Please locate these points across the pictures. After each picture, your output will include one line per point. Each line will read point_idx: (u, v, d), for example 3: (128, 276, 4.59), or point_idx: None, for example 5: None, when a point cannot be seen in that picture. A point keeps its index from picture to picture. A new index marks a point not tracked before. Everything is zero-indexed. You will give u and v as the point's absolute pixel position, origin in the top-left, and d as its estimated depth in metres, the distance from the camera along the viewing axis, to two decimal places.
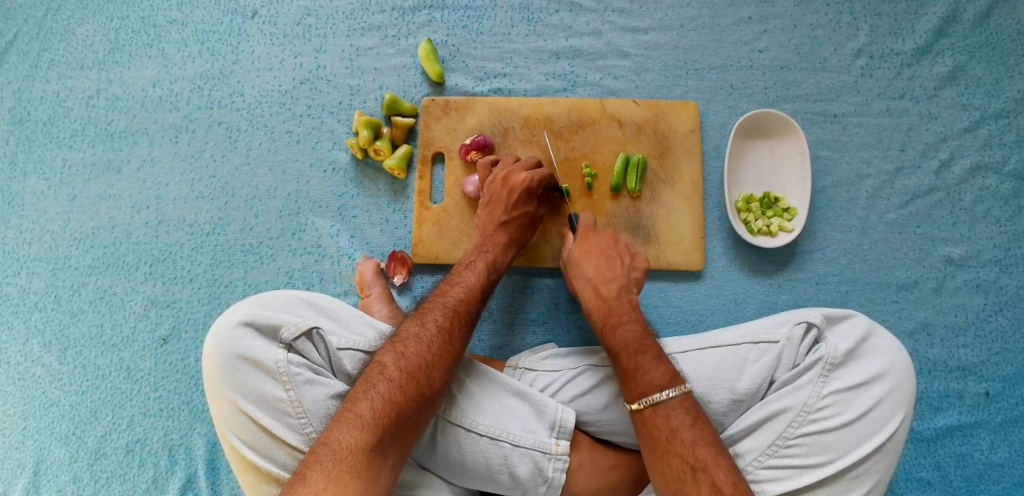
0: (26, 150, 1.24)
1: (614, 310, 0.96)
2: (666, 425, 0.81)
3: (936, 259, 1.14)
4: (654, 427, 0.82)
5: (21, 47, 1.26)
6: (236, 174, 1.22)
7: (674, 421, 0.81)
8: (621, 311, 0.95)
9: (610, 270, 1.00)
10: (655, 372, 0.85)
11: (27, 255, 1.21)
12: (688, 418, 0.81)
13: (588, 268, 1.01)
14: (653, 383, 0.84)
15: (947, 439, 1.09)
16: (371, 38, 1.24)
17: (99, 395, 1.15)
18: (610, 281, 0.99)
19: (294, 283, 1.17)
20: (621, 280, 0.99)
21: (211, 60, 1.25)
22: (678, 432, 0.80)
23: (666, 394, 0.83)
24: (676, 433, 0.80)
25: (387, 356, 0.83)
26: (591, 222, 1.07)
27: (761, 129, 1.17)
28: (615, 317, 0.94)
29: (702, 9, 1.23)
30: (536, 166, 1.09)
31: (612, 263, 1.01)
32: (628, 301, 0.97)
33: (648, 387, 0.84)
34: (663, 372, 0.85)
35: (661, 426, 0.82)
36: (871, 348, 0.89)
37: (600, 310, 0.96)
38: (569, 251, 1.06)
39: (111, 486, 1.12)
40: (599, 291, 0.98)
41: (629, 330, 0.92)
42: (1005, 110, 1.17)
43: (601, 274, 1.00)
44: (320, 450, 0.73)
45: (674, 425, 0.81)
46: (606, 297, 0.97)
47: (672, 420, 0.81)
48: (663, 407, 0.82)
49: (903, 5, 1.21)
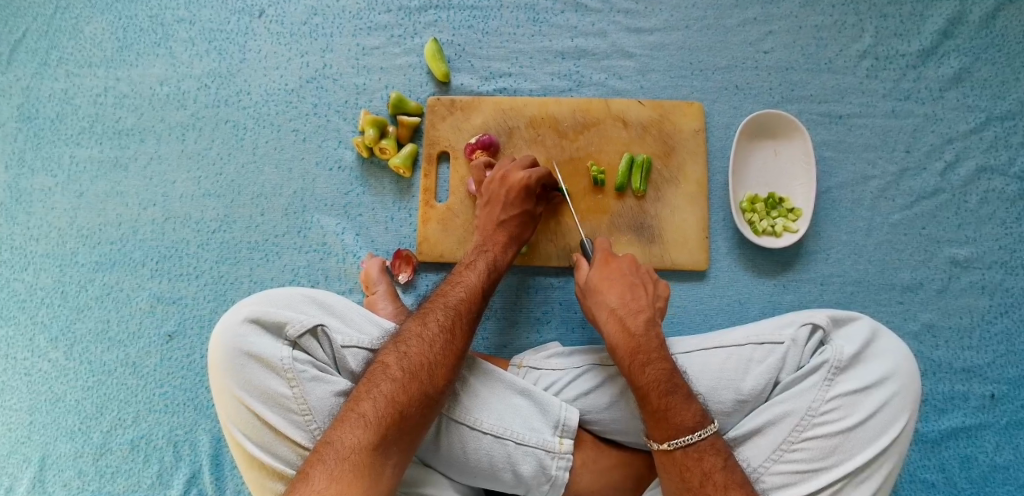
0: (34, 147, 1.25)
1: (642, 347, 0.90)
2: (698, 468, 0.80)
3: (941, 260, 1.14)
4: (685, 468, 0.81)
5: (30, 45, 1.27)
6: (243, 171, 1.22)
7: (707, 464, 0.80)
8: (649, 348, 0.90)
9: (635, 300, 0.96)
10: (686, 414, 0.83)
11: (35, 252, 1.21)
12: (720, 460, 0.80)
13: (612, 297, 0.97)
14: (683, 425, 0.82)
15: (952, 441, 1.08)
16: (377, 37, 1.25)
17: (104, 391, 1.16)
18: (636, 313, 0.94)
19: (299, 281, 1.18)
20: (647, 312, 0.95)
21: (218, 59, 1.26)
22: (711, 476, 0.79)
23: (698, 436, 0.82)
24: (708, 476, 0.79)
25: (389, 355, 0.83)
26: (609, 248, 1.04)
27: (766, 130, 1.17)
28: (643, 355, 0.89)
29: (707, 10, 1.23)
30: (533, 165, 1.09)
31: (636, 291, 0.97)
32: (655, 337, 0.92)
33: (678, 429, 0.82)
34: (692, 413, 0.83)
35: (692, 469, 0.81)
36: (877, 351, 0.89)
37: (626, 346, 0.91)
38: (588, 276, 1.01)
39: (116, 481, 1.13)
40: (624, 324, 0.93)
41: (658, 369, 0.87)
42: (1011, 112, 1.17)
43: (625, 305, 0.95)
44: (323, 450, 0.74)
45: (706, 468, 0.80)
46: (633, 332, 0.92)
47: (704, 463, 0.81)
48: (694, 449, 0.81)
49: (909, 6, 1.21)
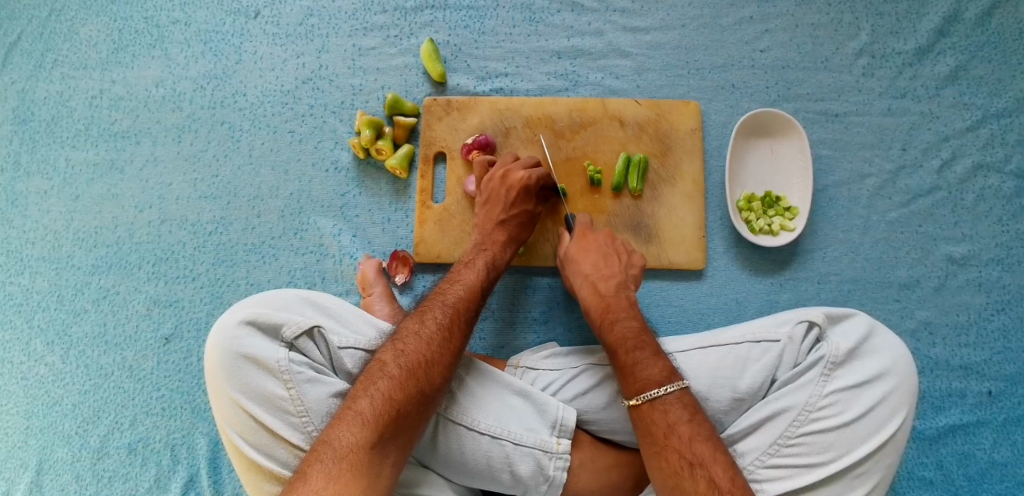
0: (29, 150, 1.24)
1: (612, 307, 0.96)
2: (664, 421, 0.81)
3: (937, 258, 1.14)
4: (652, 423, 0.81)
5: (25, 47, 1.27)
6: (239, 173, 1.22)
7: (672, 417, 0.81)
8: (619, 308, 0.96)
9: (608, 267, 1.01)
10: (654, 368, 0.85)
11: (31, 255, 1.21)
12: (686, 414, 0.80)
13: (586, 265, 1.02)
14: (652, 379, 0.84)
15: (950, 438, 1.08)
16: (372, 38, 1.24)
17: (101, 393, 1.16)
18: (608, 278, 1.00)
19: (296, 283, 1.18)
20: (619, 277, 1.00)
21: (213, 61, 1.26)
22: (677, 428, 0.79)
23: (665, 390, 0.82)
24: (673, 428, 0.80)
25: (387, 353, 0.83)
26: (586, 221, 1.07)
27: (763, 128, 1.17)
28: (613, 314, 0.95)
29: (703, 9, 1.23)
30: (534, 165, 1.09)
31: (609, 260, 1.02)
32: (626, 297, 0.98)
33: (646, 382, 0.84)
34: (660, 369, 0.85)
35: (658, 421, 0.81)
36: (873, 347, 0.89)
37: (597, 305, 0.97)
38: (567, 248, 1.06)
39: (114, 484, 1.13)
40: (596, 287, 0.99)
41: (627, 326, 0.92)
42: (1007, 109, 1.17)
43: (598, 271, 1.01)
44: (321, 449, 0.74)
45: (672, 421, 0.80)
46: (604, 294, 0.98)
47: (670, 415, 0.81)
48: (661, 403, 0.82)
49: (904, 5, 1.21)
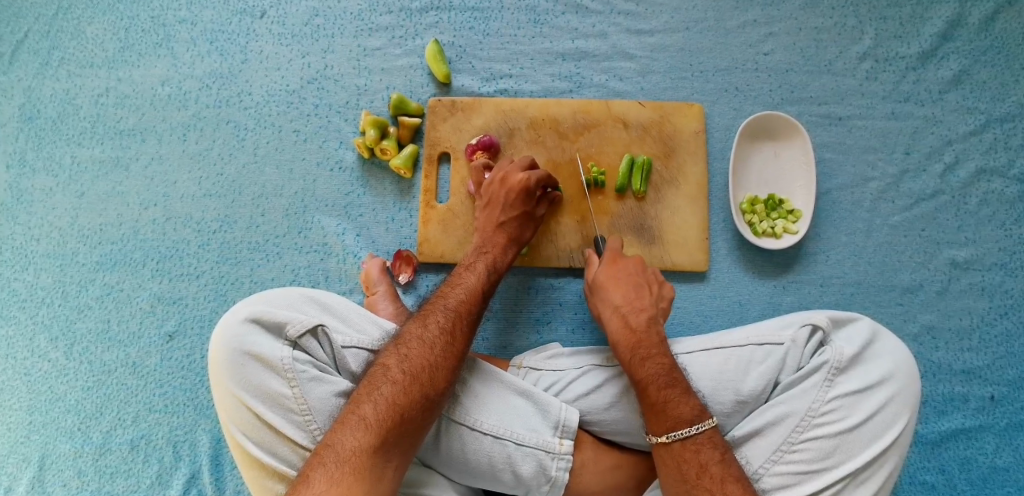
0: (35, 147, 1.25)
1: (643, 341, 0.93)
2: (695, 461, 0.80)
3: (940, 262, 1.14)
4: (683, 461, 0.81)
5: (32, 45, 1.28)
6: (243, 171, 1.23)
7: (704, 456, 0.80)
8: (650, 344, 0.92)
9: (639, 299, 0.99)
10: (684, 407, 0.84)
11: (35, 251, 1.21)
12: (717, 454, 0.80)
13: (615, 295, 0.99)
14: (682, 418, 0.83)
15: (952, 443, 1.08)
16: (378, 38, 1.25)
17: (104, 390, 1.16)
18: (639, 312, 0.97)
19: (300, 281, 1.18)
20: (650, 310, 0.98)
21: (219, 60, 1.26)
22: (708, 468, 0.79)
23: (695, 429, 0.82)
24: (705, 468, 0.79)
25: (390, 358, 0.83)
26: (617, 246, 1.06)
27: (766, 131, 1.17)
28: (644, 350, 0.91)
29: (707, 12, 1.23)
30: (530, 167, 1.09)
31: (640, 290, 1.00)
32: (656, 334, 0.95)
33: (676, 421, 0.83)
34: (690, 407, 0.84)
35: (690, 461, 0.81)
36: (876, 352, 0.89)
37: (627, 341, 0.93)
38: (594, 273, 1.04)
39: (116, 481, 1.13)
40: (626, 321, 0.96)
41: (657, 364, 0.89)
42: (1010, 114, 1.17)
43: (628, 303, 0.98)
44: (323, 453, 0.74)
45: (703, 461, 0.80)
46: (635, 329, 0.95)
47: (701, 455, 0.80)
48: (692, 442, 0.81)
49: (908, 9, 1.21)
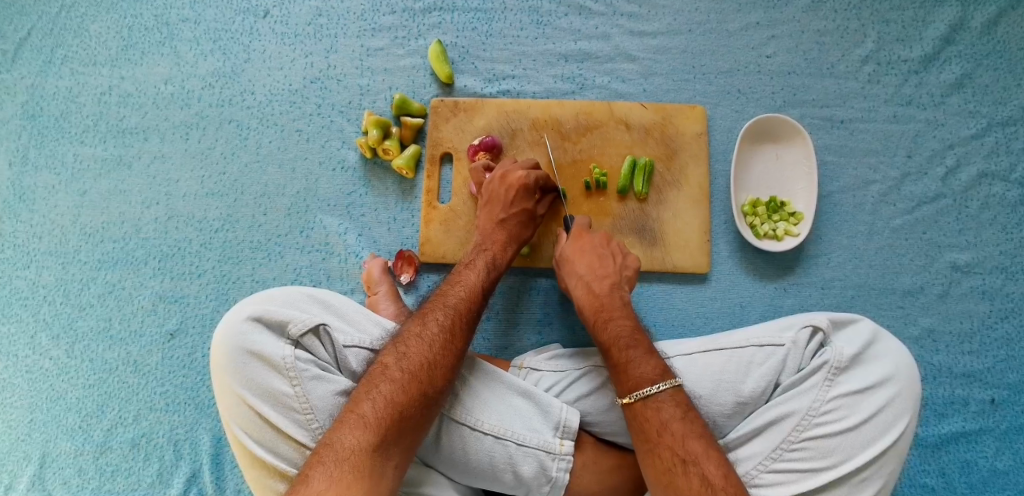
0: (38, 145, 1.25)
1: (606, 305, 0.97)
2: (656, 419, 0.81)
3: (941, 265, 1.14)
4: (645, 420, 0.82)
5: (35, 43, 1.28)
6: (246, 171, 1.23)
7: (665, 414, 0.81)
8: (612, 307, 0.97)
9: (603, 267, 1.02)
10: (646, 367, 0.86)
11: (37, 249, 1.22)
12: (679, 411, 0.81)
13: (580, 266, 1.03)
14: (644, 378, 0.85)
15: (952, 446, 1.09)
16: (381, 38, 1.25)
17: (105, 388, 1.16)
18: (602, 278, 1.01)
19: (301, 280, 1.18)
20: (613, 277, 1.01)
21: (222, 59, 1.26)
22: (669, 426, 0.80)
23: (658, 388, 0.83)
24: (666, 426, 0.80)
25: (388, 356, 0.83)
26: (585, 223, 1.09)
27: (768, 134, 1.17)
28: (607, 312, 0.96)
29: (710, 14, 1.23)
30: (533, 166, 1.10)
31: (603, 260, 1.03)
32: (619, 297, 0.99)
33: (638, 381, 0.85)
34: (653, 366, 0.86)
35: (652, 419, 0.82)
36: (877, 353, 0.89)
37: (591, 306, 0.98)
38: (562, 248, 1.07)
39: (116, 479, 1.13)
40: (590, 287, 1.00)
41: (619, 325, 0.94)
42: (1012, 118, 1.17)
43: (592, 272, 1.02)
44: (323, 451, 0.74)
45: (665, 418, 0.81)
46: (598, 293, 0.99)
47: (663, 413, 0.82)
48: (654, 401, 0.82)
49: (910, 12, 1.21)
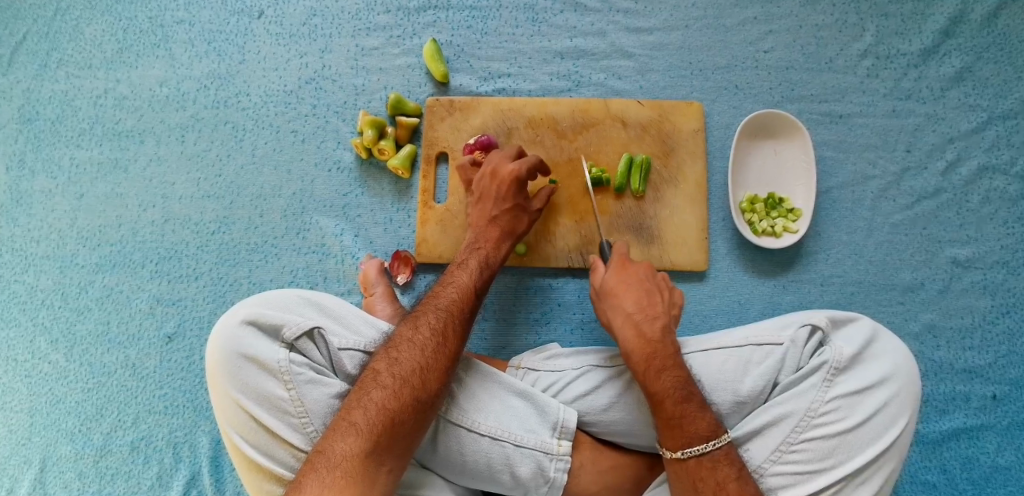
0: (34, 149, 1.25)
1: (658, 352, 0.89)
2: (712, 478, 0.80)
3: (942, 260, 1.13)
4: (699, 478, 0.81)
5: (30, 47, 1.28)
6: (242, 173, 1.23)
7: (720, 473, 0.80)
8: (666, 354, 0.89)
9: (652, 305, 0.94)
10: (700, 422, 0.83)
11: (35, 253, 1.22)
12: (734, 470, 0.80)
13: (628, 303, 0.95)
14: (698, 434, 0.82)
15: (954, 442, 1.08)
16: (375, 38, 1.24)
17: (105, 392, 1.16)
18: (653, 319, 0.92)
19: (298, 282, 1.18)
20: (663, 317, 0.93)
21: (217, 60, 1.26)
22: (726, 486, 0.79)
23: (712, 445, 0.81)
24: (723, 486, 0.79)
25: (380, 362, 0.82)
26: (625, 252, 1.02)
27: (766, 130, 1.17)
28: (660, 361, 0.88)
29: (707, 10, 1.22)
30: (521, 156, 1.09)
31: (652, 297, 0.95)
32: (672, 343, 0.91)
33: (693, 437, 0.82)
34: (707, 423, 0.83)
35: (706, 478, 0.80)
36: (876, 352, 0.88)
37: (642, 351, 0.89)
38: (603, 280, 1.00)
39: (116, 482, 1.13)
40: (640, 330, 0.91)
41: (673, 377, 0.86)
42: (1013, 110, 1.16)
43: (642, 310, 0.94)
44: (316, 459, 0.74)
45: (720, 478, 0.80)
46: (650, 338, 0.90)
47: (718, 472, 0.80)
48: (709, 459, 0.81)
49: (909, 5, 1.20)
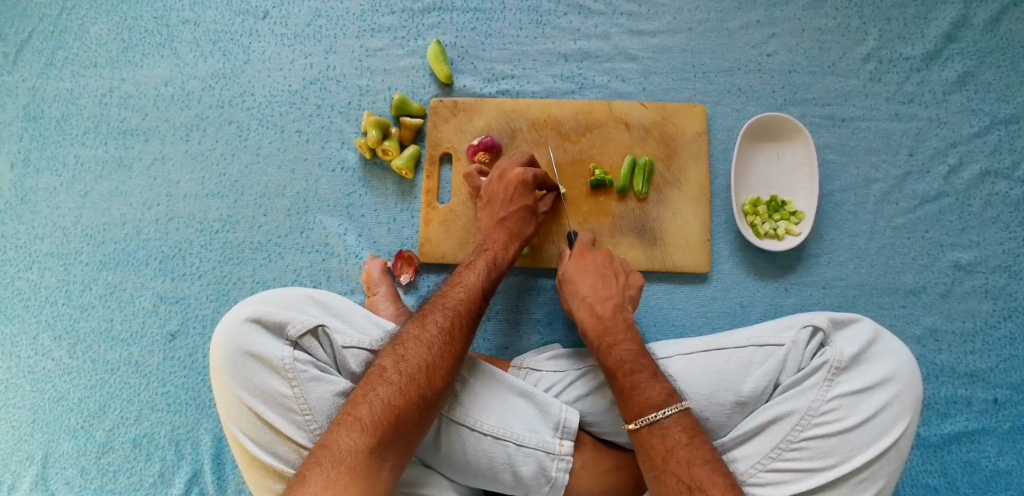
0: (39, 147, 1.25)
1: (609, 329, 0.94)
2: (662, 446, 0.80)
3: (944, 264, 1.14)
4: (650, 447, 0.81)
5: (36, 45, 1.28)
6: (246, 172, 1.23)
7: (671, 440, 0.80)
8: (617, 330, 0.94)
9: (605, 287, 1.00)
10: (652, 393, 0.84)
11: (39, 250, 1.22)
12: (684, 437, 0.80)
13: (584, 287, 1.00)
14: (650, 403, 0.83)
15: (955, 446, 1.08)
16: (380, 39, 1.25)
17: (107, 389, 1.17)
18: (606, 301, 0.98)
19: (301, 281, 1.18)
20: (616, 298, 0.99)
21: (222, 60, 1.27)
22: (674, 452, 0.79)
23: (662, 413, 0.81)
24: (672, 452, 0.79)
25: (387, 359, 0.83)
26: (587, 241, 1.06)
27: (769, 133, 1.17)
28: (611, 337, 0.93)
29: (711, 13, 1.23)
30: (530, 162, 1.09)
31: (607, 281, 1.01)
32: (624, 319, 0.96)
33: (644, 406, 0.83)
34: (658, 392, 0.84)
35: (657, 446, 0.80)
36: (878, 352, 0.88)
37: (595, 329, 0.95)
38: (565, 267, 1.04)
39: (118, 480, 1.13)
40: (594, 310, 0.97)
41: (624, 349, 0.91)
42: (1015, 115, 1.16)
43: (596, 292, 0.99)
44: (320, 452, 0.74)
45: (670, 444, 0.80)
46: (602, 316, 0.96)
47: (668, 439, 0.80)
48: (660, 426, 0.81)
49: (912, 9, 1.20)
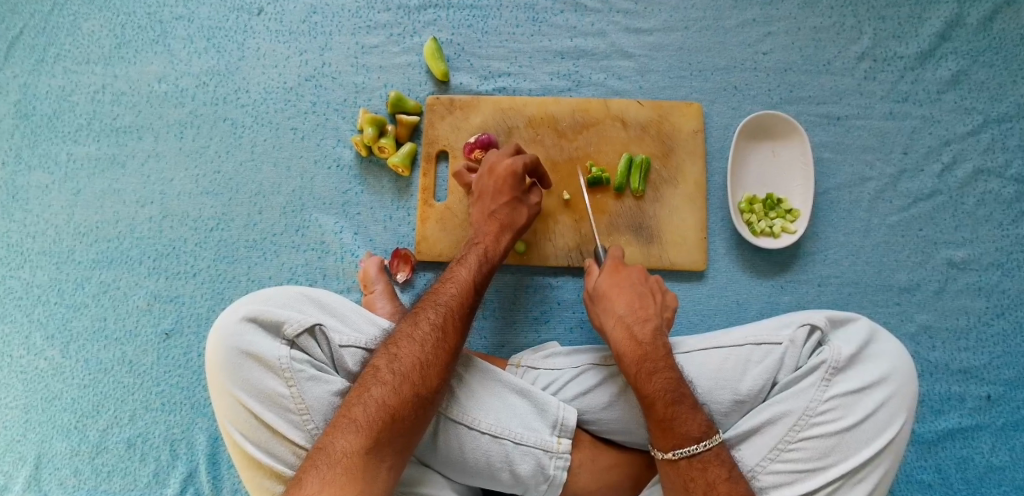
0: (31, 144, 1.24)
1: (650, 354, 0.89)
2: (702, 479, 0.80)
3: (937, 261, 1.14)
4: (690, 477, 0.81)
5: (28, 41, 1.27)
6: (241, 169, 1.22)
7: (711, 474, 0.80)
8: (657, 356, 0.89)
9: (643, 307, 0.95)
10: (691, 424, 0.83)
11: (31, 249, 1.21)
12: (724, 471, 0.80)
13: (620, 305, 0.95)
14: (689, 435, 0.82)
15: (949, 442, 1.09)
16: (376, 36, 1.24)
17: (101, 388, 1.16)
18: (644, 321, 0.93)
19: (297, 280, 1.18)
20: (655, 320, 0.94)
21: (216, 57, 1.26)
22: (715, 486, 0.79)
23: (703, 446, 0.81)
24: (713, 486, 0.79)
25: (380, 359, 0.83)
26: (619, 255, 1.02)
27: (765, 131, 1.17)
28: (651, 363, 0.88)
29: (707, 11, 1.23)
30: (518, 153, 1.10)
31: (645, 300, 0.96)
32: (664, 344, 0.91)
33: (683, 438, 0.82)
34: (698, 423, 0.83)
35: (697, 478, 0.81)
36: (874, 352, 0.89)
37: (634, 353, 0.89)
38: (597, 282, 0.99)
39: (112, 480, 1.12)
40: (632, 331, 0.92)
41: (665, 378, 0.86)
42: (1008, 114, 1.17)
43: (633, 312, 0.94)
44: (316, 455, 0.74)
45: (710, 478, 0.80)
46: (640, 339, 0.91)
47: (708, 473, 0.80)
48: (699, 459, 0.81)
49: (907, 8, 1.21)
